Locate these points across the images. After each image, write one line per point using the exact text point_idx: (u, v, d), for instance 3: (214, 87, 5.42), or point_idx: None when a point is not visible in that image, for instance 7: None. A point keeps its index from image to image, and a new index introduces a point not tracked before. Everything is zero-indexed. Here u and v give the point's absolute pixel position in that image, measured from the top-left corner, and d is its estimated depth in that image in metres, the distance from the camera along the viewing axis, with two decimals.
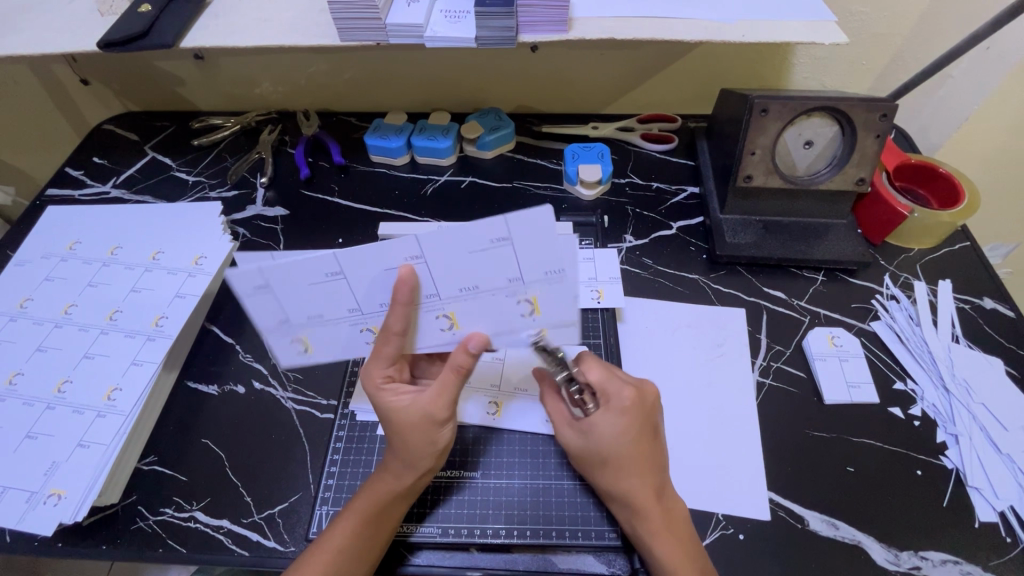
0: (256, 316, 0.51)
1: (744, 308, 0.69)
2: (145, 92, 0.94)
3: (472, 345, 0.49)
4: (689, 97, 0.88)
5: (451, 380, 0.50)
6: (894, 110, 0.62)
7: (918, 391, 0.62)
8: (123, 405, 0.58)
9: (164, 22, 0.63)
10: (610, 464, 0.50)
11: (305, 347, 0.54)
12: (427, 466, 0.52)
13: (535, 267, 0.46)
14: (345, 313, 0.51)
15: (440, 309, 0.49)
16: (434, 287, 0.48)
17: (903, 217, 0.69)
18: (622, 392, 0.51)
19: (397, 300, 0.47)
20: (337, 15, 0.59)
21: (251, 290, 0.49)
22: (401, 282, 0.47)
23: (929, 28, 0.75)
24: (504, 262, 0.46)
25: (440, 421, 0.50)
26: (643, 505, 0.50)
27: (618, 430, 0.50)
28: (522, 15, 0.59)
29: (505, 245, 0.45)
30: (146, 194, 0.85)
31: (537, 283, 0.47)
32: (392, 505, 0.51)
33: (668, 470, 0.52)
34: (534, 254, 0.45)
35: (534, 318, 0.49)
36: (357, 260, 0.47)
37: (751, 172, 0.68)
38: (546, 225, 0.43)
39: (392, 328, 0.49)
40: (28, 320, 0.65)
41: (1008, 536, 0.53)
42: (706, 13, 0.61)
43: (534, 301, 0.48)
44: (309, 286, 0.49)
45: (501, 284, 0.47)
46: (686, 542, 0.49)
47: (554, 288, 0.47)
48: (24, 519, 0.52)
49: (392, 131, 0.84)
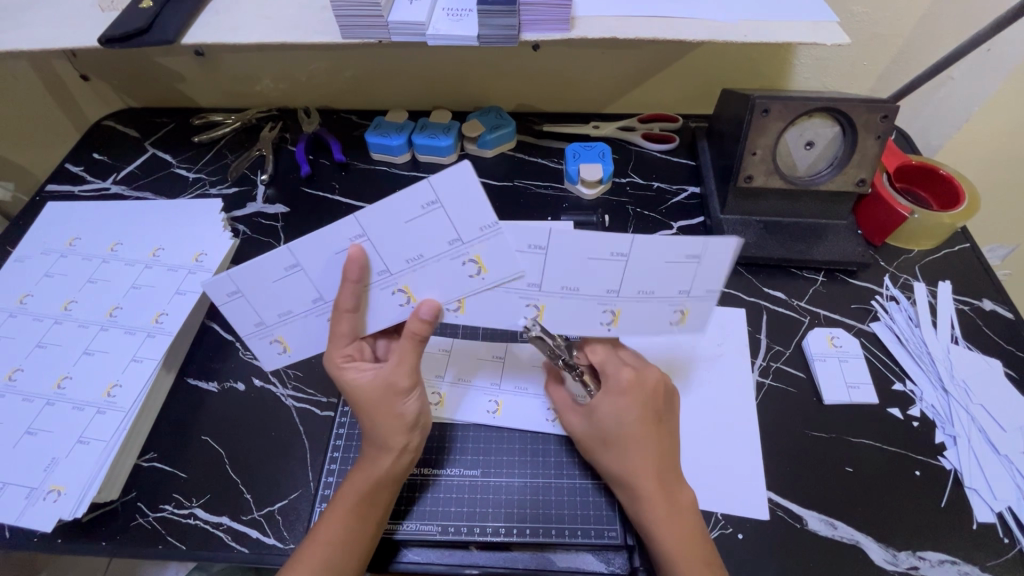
0: (234, 323, 0.53)
1: (743, 308, 0.69)
2: (145, 88, 0.94)
3: (426, 312, 0.50)
4: (691, 97, 0.88)
5: (409, 346, 0.50)
6: (895, 112, 0.62)
7: (917, 392, 0.62)
8: (122, 402, 0.58)
9: (165, 18, 0.63)
10: (610, 442, 0.53)
11: (284, 347, 0.56)
12: (400, 444, 0.51)
13: (470, 225, 0.48)
14: (311, 304, 0.52)
15: (394, 284, 0.50)
16: (383, 264, 0.49)
17: (904, 218, 0.69)
18: (621, 372, 0.54)
19: (348, 279, 0.48)
20: (339, 12, 0.58)
21: (221, 298, 0.51)
22: (351, 261, 0.48)
23: (932, 29, 0.75)
24: (440, 226, 0.48)
25: (403, 390, 0.51)
26: (645, 486, 0.50)
27: (618, 408, 0.53)
28: (524, 14, 0.59)
29: (692, 263, 0.49)
30: (146, 191, 0.85)
31: (475, 241, 0.48)
32: (371, 493, 0.51)
33: (673, 452, 0.53)
34: (461, 210, 0.47)
35: (482, 278, 0.50)
36: (308, 249, 0.49)
37: (752, 172, 0.68)
38: (464, 179, 0.45)
39: (342, 305, 0.50)
40: (27, 315, 0.65)
41: (1005, 536, 0.53)
42: (707, 13, 0.61)
43: (685, 312, 0.52)
44: (271, 284, 0.51)
45: (443, 247, 0.49)
46: (690, 526, 0.50)
47: (494, 244, 0.49)
48: (24, 514, 0.52)
49: (393, 128, 0.84)
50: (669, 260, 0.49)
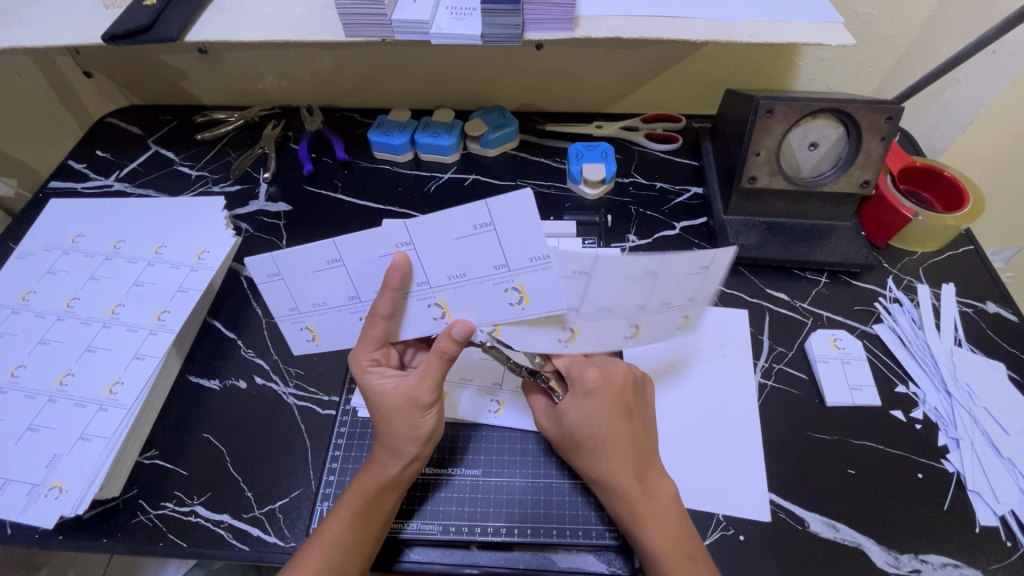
0: (270, 304, 0.54)
1: (746, 310, 0.69)
2: (148, 86, 0.94)
3: (458, 331, 0.49)
4: (695, 97, 0.88)
5: (434, 363, 0.50)
6: (900, 113, 0.62)
7: (919, 395, 0.62)
8: (124, 399, 0.58)
9: (168, 15, 0.63)
10: (583, 447, 0.52)
11: (313, 336, 0.57)
12: (411, 455, 0.51)
13: (520, 253, 0.46)
14: (345, 301, 0.53)
15: (431, 297, 0.50)
16: (425, 276, 0.49)
17: (908, 220, 0.68)
18: (584, 372, 0.53)
19: (387, 286, 0.48)
20: (343, 11, 0.58)
21: (264, 277, 0.52)
22: (393, 268, 0.48)
23: (937, 31, 0.75)
24: (489, 248, 0.47)
25: (424, 405, 0.51)
26: (621, 487, 0.50)
27: (585, 410, 0.52)
28: (528, 13, 0.59)
29: (704, 273, 0.48)
30: (148, 188, 0.85)
31: (522, 270, 0.47)
32: (378, 497, 0.50)
33: (646, 447, 0.53)
34: (515, 239, 0.46)
35: (523, 307, 0.49)
36: (355, 246, 0.49)
37: (756, 173, 0.68)
38: (524, 209, 0.44)
39: (379, 311, 0.50)
40: (30, 312, 0.65)
41: (1009, 540, 0.53)
42: (712, 13, 0.61)
43: (690, 315, 0.52)
44: (312, 274, 0.52)
45: (488, 271, 0.48)
46: (672, 521, 0.50)
47: (541, 275, 0.47)
48: (26, 511, 0.52)
49: (396, 127, 0.84)
50: (686, 270, 0.48)
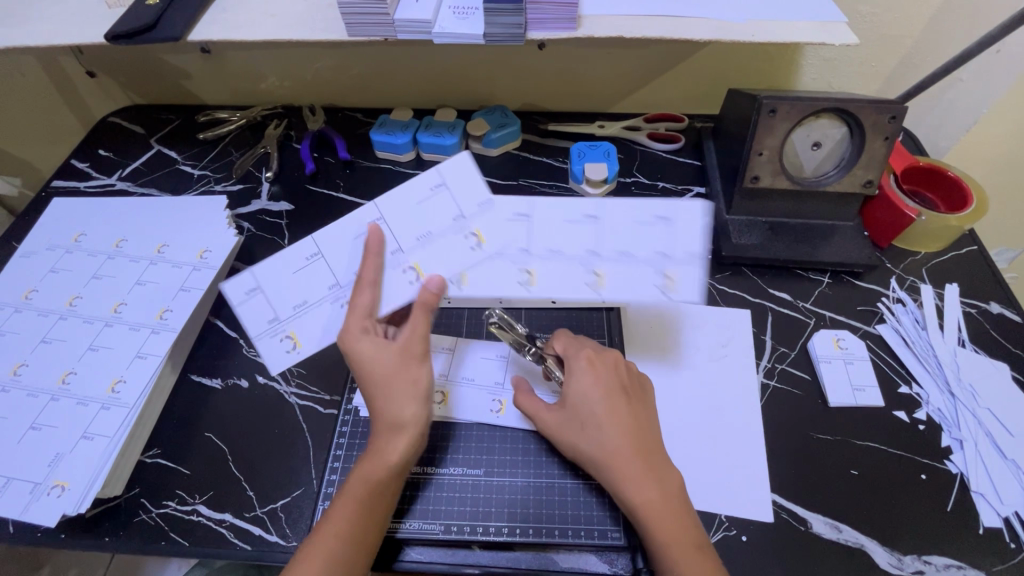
0: (247, 323, 0.54)
1: (748, 310, 0.69)
2: (151, 85, 0.94)
3: (433, 284, 0.52)
4: (697, 97, 0.88)
5: (421, 317, 0.51)
6: (904, 112, 0.62)
7: (923, 396, 0.62)
8: (126, 398, 0.58)
9: (172, 15, 0.63)
10: (586, 425, 0.52)
11: (294, 344, 0.55)
12: (412, 413, 0.51)
13: (470, 201, 0.53)
14: (327, 291, 0.54)
15: (404, 262, 0.53)
16: (395, 241, 0.53)
17: (912, 220, 0.68)
18: (583, 354, 0.56)
19: (369, 251, 0.52)
20: (346, 10, 0.58)
21: (241, 296, 0.54)
22: (369, 235, 0.52)
23: (940, 31, 0.74)
24: (446, 205, 0.53)
25: (419, 356, 0.52)
26: (626, 466, 0.49)
27: (587, 388, 0.53)
28: (530, 12, 0.59)
29: (665, 225, 0.51)
30: (150, 187, 0.85)
31: (475, 217, 0.53)
32: (384, 481, 0.50)
33: (650, 429, 0.53)
34: (464, 191, 0.53)
35: (481, 250, 0.52)
36: (330, 239, 0.54)
37: (759, 173, 0.68)
38: (467, 165, 0.54)
39: (365, 278, 0.52)
40: (33, 311, 0.65)
41: (1012, 542, 0.53)
42: (715, 12, 0.61)
43: (675, 279, 0.51)
44: (291, 275, 0.54)
45: (447, 224, 0.53)
46: (678, 504, 0.49)
47: (492, 217, 0.53)
48: (28, 509, 0.52)
49: (398, 126, 0.84)
50: (640, 222, 0.51)
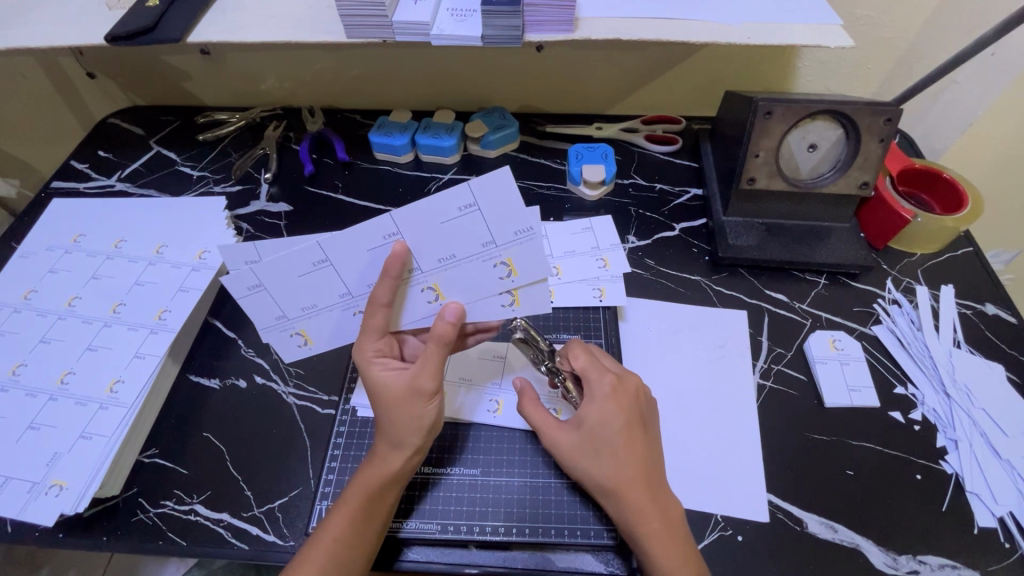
0: (256, 316, 0.55)
1: (745, 310, 0.69)
2: (151, 86, 0.94)
3: (449, 314, 0.51)
4: (694, 99, 0.89)
5: (435, 352, 0.51)
6: (899, 115, 0.62)
7: (918, 396, 0.62)
8: (125, 397, 0.58)
9: (171, 16, 0.64)
10: (600, 452, 0.52)
11: (305, 340, 0.57)
12: (413, 445, 0.52)
13: (505, 229, 0.50)
14: (337, 298, 0.54)
15: (424, 282, 0.52)
16: (416, 262, 0.51)
17: (907, 222, 0.68)
18: (605, 378, 0.54)
19: (388, 274, 0.49)
20: (345, 12, 0.59)
21: (246, 290, 0.52)
22: (392, 256, 0.49)
23: (936, 33, 0.75)
24: (475, 228, 0.49)
25: (427, 394, 0.51)
26: (634, 496, 0.50)
27: (606, 415, 0.53)
28: (528, 14, 0.59)
29: (588, 232, 0.75)
30: (149, 188, 0.85)
31: (508, 245, 0.50)
32: (382, 491, 0.51)
33: (658, 462, 0.53)
34: (498, 216, 0.49)
35: (512, 280, 0.52)
36: (340, 245, 0.50)
37: (755, 175, 0.68)
38: (505, 185, 0.47)
39: (379, 299, 0.51)
40: (33, 311, 0.65)
41: (1007, 542, 0.53)
42: (712, 14, 0.62)
43: (607, 258, 0.72)
44: (297, 279, 0.52)
45: (475, 249, 0.50)
46: (682, 539, 0.49)
47: (528, 246, 0.50)
48: (26, 509, 0.52)
49: (396, 128, 0.84)
50: (571, 232, 0.75)
